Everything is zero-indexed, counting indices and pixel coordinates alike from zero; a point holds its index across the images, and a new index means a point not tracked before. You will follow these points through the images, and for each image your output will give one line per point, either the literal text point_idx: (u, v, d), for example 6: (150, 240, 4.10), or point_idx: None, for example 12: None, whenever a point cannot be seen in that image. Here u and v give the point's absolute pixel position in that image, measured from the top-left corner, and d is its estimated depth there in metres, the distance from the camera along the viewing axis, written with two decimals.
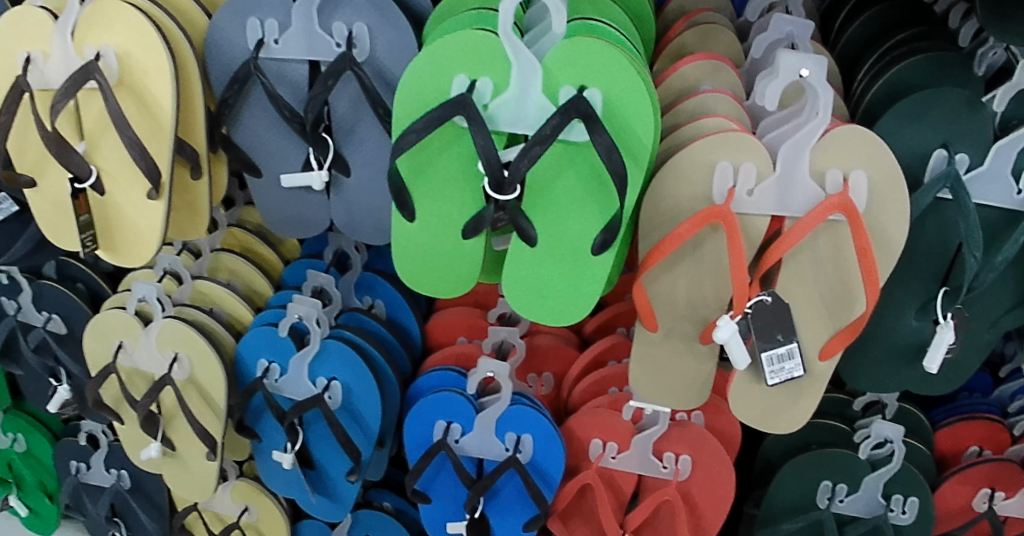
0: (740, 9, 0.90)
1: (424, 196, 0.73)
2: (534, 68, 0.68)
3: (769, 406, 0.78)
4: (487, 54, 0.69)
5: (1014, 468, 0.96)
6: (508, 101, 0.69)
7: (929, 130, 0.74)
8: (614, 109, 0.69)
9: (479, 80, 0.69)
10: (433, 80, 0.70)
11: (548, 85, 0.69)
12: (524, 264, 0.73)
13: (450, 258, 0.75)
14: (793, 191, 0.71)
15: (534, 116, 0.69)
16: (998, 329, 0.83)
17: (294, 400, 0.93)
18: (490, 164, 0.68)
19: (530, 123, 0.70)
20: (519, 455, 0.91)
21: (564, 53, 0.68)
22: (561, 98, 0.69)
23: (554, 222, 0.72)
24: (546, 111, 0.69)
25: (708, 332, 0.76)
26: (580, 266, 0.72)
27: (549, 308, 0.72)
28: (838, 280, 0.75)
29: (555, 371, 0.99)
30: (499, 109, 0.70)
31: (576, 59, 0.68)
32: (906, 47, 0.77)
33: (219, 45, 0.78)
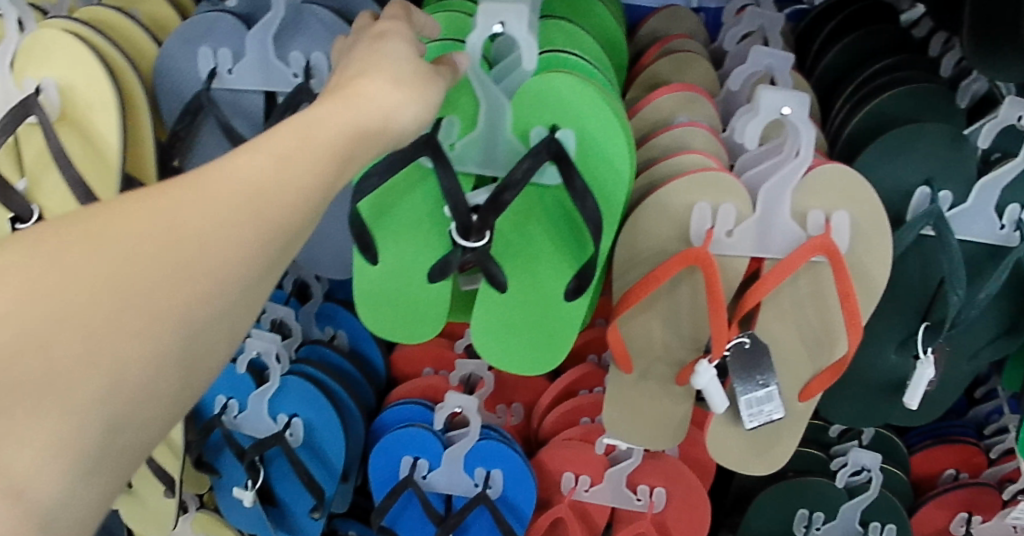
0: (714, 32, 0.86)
1: (387, 239, 0.69)
2: (501, 106, 0.64)
3: (747, 447, 0.75)
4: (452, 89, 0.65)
5: (990, 492, 0.95)
6: (475, 141, 0.65)
7: (912, 166, 0.72)
8: (588, 150, 0.65)
9: (445, 118, 0.66)
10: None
11: (517, 124, 0.65)
12: (495, 310, 0.69)
13: (415, 305, 0.70)
14: (773, 232, 0.69)
15: (503, 158, 0.66)
16: (978, 362, 0.81)
17: (254, 437, 0.90)
18: (457, 206, 0.63)
19: (499, 164, 0.66)
20: (489, 491, 0.88)
21: (534, 90, 0.64)
22: (532, 138, 0.65)
23: (525, 267, 0.69)
24: (516, 151, 0.65)
25: (684, 374, 0.72)
26: (552, 312, 0.68)
27: (519, 355, 0.69)
28: (818, 320, 0.73)
29: (525, 401, 0.95)
30: (466, 149, 0.66)
31: (546, 96, 0.64)
32: (887, 77, 0.74)
33: (171, 76, 0.74)
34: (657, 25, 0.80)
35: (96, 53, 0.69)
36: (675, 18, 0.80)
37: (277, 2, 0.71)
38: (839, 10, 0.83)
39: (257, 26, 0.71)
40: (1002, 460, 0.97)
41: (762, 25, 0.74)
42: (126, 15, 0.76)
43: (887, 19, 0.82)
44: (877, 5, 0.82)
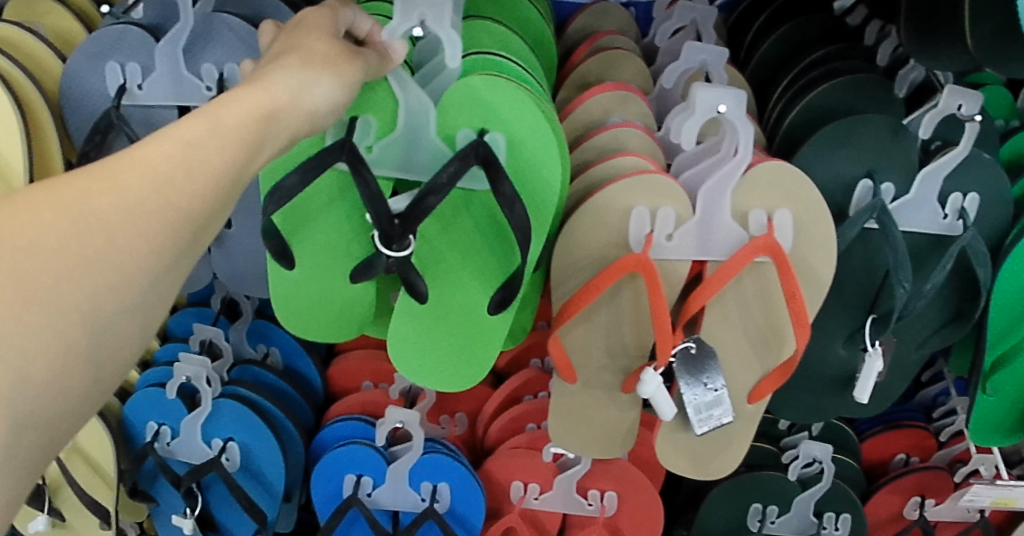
0: (646, 26, 0.83)
1: (305, 250, 0.65)
2: (424, 108, 0.60)
3: (697, 453, 0.74)
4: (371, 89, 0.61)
5: (942, 475, 0.96)
6: (394, 144, 0.61)
7: (853, 159, 0.70)
8: (518, 154, 0.61)
9: (360, 117, 0.61)
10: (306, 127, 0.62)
11: (441, 126, 0.61)
12: (417, 321, 0.66)
13: (338, 313, 0.67)
14: (714, 235, 0.66)
15: (426, 161, 0.62)
16: (925, 350, 0.80)
17: (189, 464, 0.86)
18: (381, 218, 0.58)
19: (420, 169, 0.62)
20: (437, 505, 0.86)
21: (459, 92, 0.60)
22: (458, 142, 0.61)
23: (450, 275, 0.66)
24: (440, 155, 0.62)
25: (630, 382, 0.70)
26: (476, 322, 0.65)
27: (435, 367, 0.66)
28: (764, 320, 0.71)
29: (468, 411, 0.92)
30: (384, 153, 0.62)
31: (472, 98, 0.60)
32: (823, 68, 0.72)
33: (77, 94, 0.69)
34: (587, 20, 0.76)
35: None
36: (603, 14, 0.77)
37: (185, 11, 0.66)
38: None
39: (165, 39, 0.67)
40: (952, 441, 0.98)
41: (694, 18, 0.71)
42: (27, 31, 0.71)
43: (822, 8, 0.79)
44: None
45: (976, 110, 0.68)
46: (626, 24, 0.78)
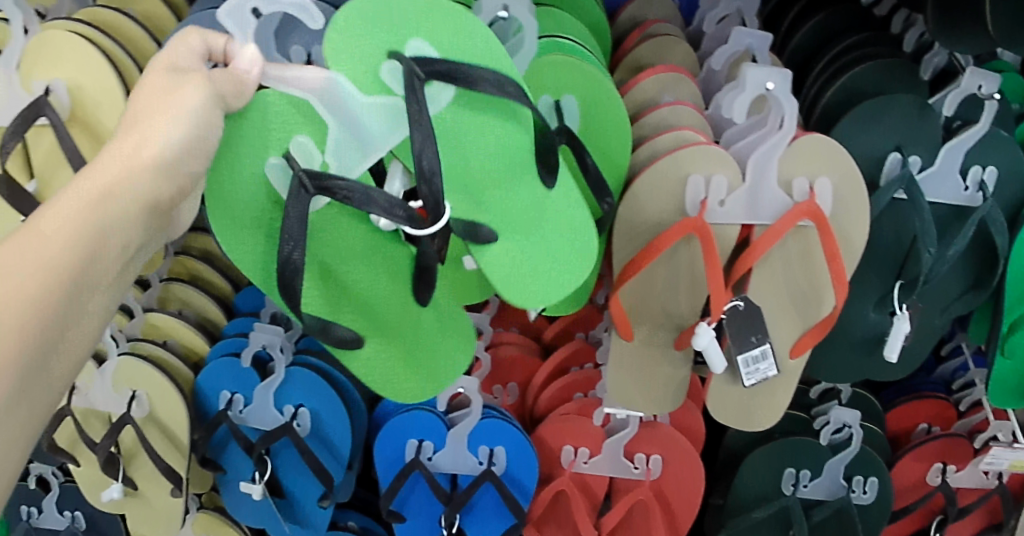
0: (688, 16, 0.91)
1: (355, 310, 0.69)
2: (335, 79, 0.57)
3: (744, 405, 0.81)
4: (270, 121, 0.58)
5: (962, 442, 1.01)
6: (341, 136, 0.59)
7: (884, 134, 0.76)
8: (453, 52, 0.59)
9: (293, 145, 0.59)
10: (241, 193, 0.61)
11: (358, 83, 0.58)
12: (504, 258, 0.65)
13: (428, 332, 0.72)
14: (762, 200, 0.73)
15: (378, 123, 0.59)
16: (949, 315, 0.87)
17: (261, 430, 0.91)
18: (394, 213, 0.59)
19: (382, 137, 0.60)
20: (494, 468, 0.90)
21: (342, 39, 0.57)
22: (387, 81, 0.58)
23: (477, 188, 0.64)
24: (385, 108, 0.59)
25: (685, 337, 0.77)
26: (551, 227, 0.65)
27: (556, 271, 0.66)
28: (806, 281, 0.77)
29: (520, 381, 0.97)
30: (337, 151, 0.60)
31: (360, 30, 0.57)
32: (854, 54, 0.79)
33: None
34: (635, 10, 0.84)
35: (106, 58, 0.74)
36: (648, 4, 0.84)
37: None
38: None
39: None
40: (971, 411, 1.03)
41: (739, 7, 0.79)
42: (121, 13, 0.78)
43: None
44: None
45: (995, 89, 0.75)
46: (671, 13, 0.85)
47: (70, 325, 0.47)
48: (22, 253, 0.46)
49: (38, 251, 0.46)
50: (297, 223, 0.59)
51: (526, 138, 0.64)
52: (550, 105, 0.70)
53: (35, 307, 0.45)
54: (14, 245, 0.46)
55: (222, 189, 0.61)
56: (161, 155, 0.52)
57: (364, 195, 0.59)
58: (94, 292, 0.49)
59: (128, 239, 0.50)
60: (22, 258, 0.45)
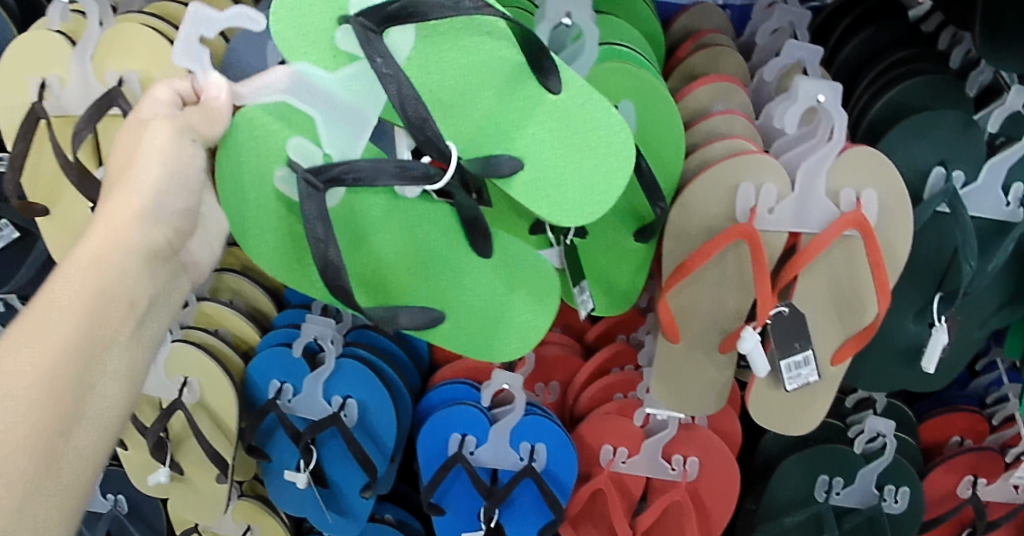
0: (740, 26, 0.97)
1: (414, 294, 0.72)
2: (298, 68, 0.60)
3: (786, 409, 0.83)
4: (259, 135, 0.63)
5: (993, 456, 1.02)
6: (329, 124, 0.63)
7: (930, 148, 0.78)
8: None
9: (291, 148, 0.63)
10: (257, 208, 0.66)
11: (320, 63, 0.60)
12: (533, 178, 0.64)
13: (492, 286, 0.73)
14: (811, 209, 0.75)
15: (355, 95, 0.62)
16: (987, 328, 0.89)
17: (308, 420, 0.94)
18: (406, 175, 0.63)
19: (366, 109, 0.62)
20: (535, 464, 0.93)
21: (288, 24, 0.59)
22: (347, 46, 0.60)
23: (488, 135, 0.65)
24: (355, 77, 0.61)
25: (729, 340, 0.79)
26: (548, 139, 0.64)
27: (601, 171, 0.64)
28: (850, 290, 0.79)
29: (562, 380, 1.00)
30: (333, 138, 0.63)
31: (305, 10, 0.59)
32: (902, 69, 0.82)
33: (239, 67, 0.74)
34: (688, 20, 0.89)
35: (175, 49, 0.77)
36: (701, 14, 0.89)
37: None
38: (855, 6, 0.92)
39: None
40: (1003, 425, 1.05)
41: (791, 20, 0.84)
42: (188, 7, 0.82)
43: (898, 15, 0.90)
44: (889, 4, 0.91)
45: None
46: (722, 24, 0.89)
47: (95, 360, 0.53)
48: (44, 304, 0.52)
49: (53, 304, 0.52)
50: (319, 224, 0.62)
51: (511, 52, 0.63)
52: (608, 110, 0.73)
53: (59, 350, 0.51)
54: (39, 299, 0.52)
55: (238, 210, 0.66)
56: (147, 204, 0.58)
57: (372, 169, 0.62)
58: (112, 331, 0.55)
59: (130, 290, 0.56)
60: (41, 308, 0.52)
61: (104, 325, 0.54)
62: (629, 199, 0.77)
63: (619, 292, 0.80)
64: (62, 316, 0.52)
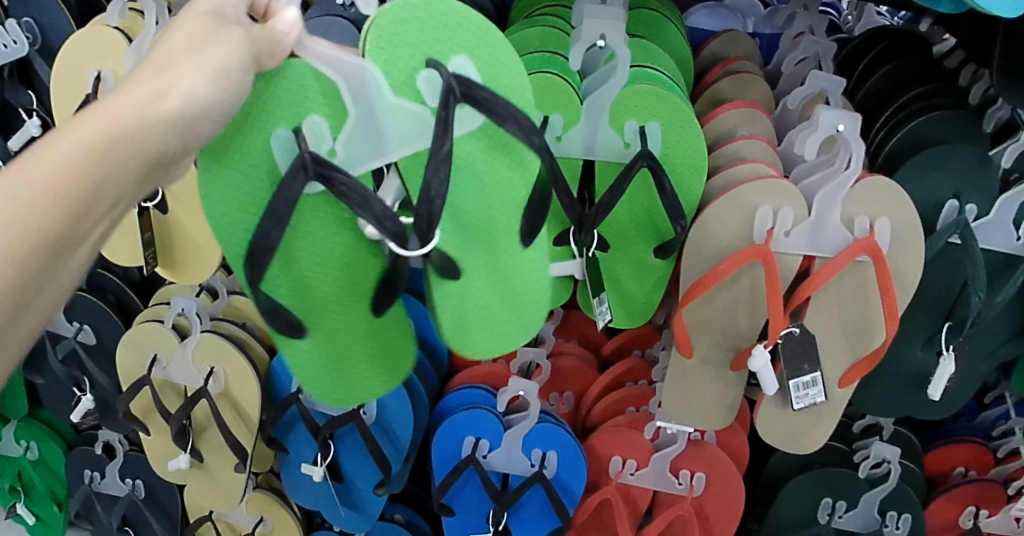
0: (768, 54, 1.01)
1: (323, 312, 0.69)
2: (370, 71, 0.57)
3: (792, 428, 0.86)
4: (292, 90, 0.58)
5: (996, 488, 1.04)
6: (357, 129, 0.59)
7: (944, 181, 0.81)
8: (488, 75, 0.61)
9: (304, 126, 0.59)
10: (248, 181, 0.61)
11: (393, 83, 0.59)
12: (462, 299, 0.69)
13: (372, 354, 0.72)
14: (826, 234, 0.78)
15: (395, 128, 0.60)
16: (993, 360, 0.91)
17: (328, 415, 0.97)
18: (383, 224, 0.60)
19: (395, 147, 0.61)
20: (545, 471, 0.95)
21: (385, 30, 0.58)
22: (422, 91, 0.59)
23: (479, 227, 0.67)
24: (412, 114, 0.59)
25: (741, 359, 0.82)
26: (479, 276, 0.68)
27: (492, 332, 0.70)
28: (860, 315, 0.82)
29: (576, 390, 1.03)
30: (350, 142, 0.60)
31: (403, 29, 0.58)
32: (922, 103, 0.85)
33: None
34: (718, 47, 0.93)
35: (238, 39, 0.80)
36: (732, 41, 0.93)
37: None
38: (880, 40, 0.95)
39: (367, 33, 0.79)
40: (1008, 459, 1.06)
41: (817, 51, 0.88)
42: None
43: (920, 50, 0.94)
44: (912, 38, 0.94)
45: None
46: (750, 51, 0.94)
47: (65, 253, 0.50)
48: (26, 183, 0.47)
49: (29, 186, 0.47)
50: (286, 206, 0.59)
51: (524, 185, 0.67)
52: (635, 130, 0.76)
53: (33, 232, 0.47)
54: (32, 155, 0.48)
55: (225, 178, 0.60)
56: (178, 110, 0.51)
57: (360, 197, 0.60)
58: (92, 219, 0.50)
59: (120, 192, 0.51)
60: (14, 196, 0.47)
61: (86, 216, 0.50)
62: (651, 216, 0.80)
63: (637, 304, 0.83)
64: (41, 192, 0.47)
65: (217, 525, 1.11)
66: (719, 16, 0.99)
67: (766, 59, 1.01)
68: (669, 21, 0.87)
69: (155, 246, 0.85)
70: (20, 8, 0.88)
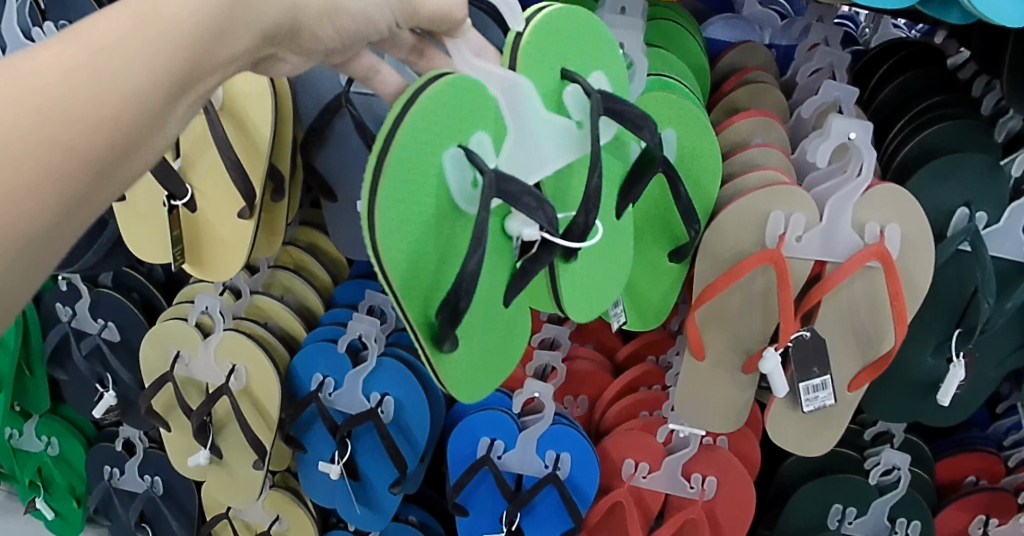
0: (784, 65, 1.03)
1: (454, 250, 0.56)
2: (523, 85, 0.58)
3: (803, 431, 0.87)
4: (459, 92, 0.53)
5: (1007, 496, 1.04)
6: (515, 142, 0.58)
7: (955, 190, 0.83)
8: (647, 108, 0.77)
9: (473, 138, 0.55)
10: (419, 191, 0.52)
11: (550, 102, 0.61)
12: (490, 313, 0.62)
13: (495, 365, 0.65)
14: (836, 240, 0.79)
15: (554, 143, 0.61)
16: (1003, 368, 0.92)
17: (346, 414, 0.99)
18: (548, 217, 0.58)
19: (546, 160, 0.61)
20: (558, 472, 0.97)
21: (535, 47, 0.59)
22: (568, 96, 0.62)
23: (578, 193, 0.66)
24: (562, 130, 0.61)
25: (752, 362, 0.84)
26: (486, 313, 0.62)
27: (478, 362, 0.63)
28: (871, 321, 0.83)
29: (590, 394, 1.05)
30: (509, 156, 0.58)
31: (542, 50, 0.60)
32: (933, 113, 0.87)
33: (331, 168, 0.90)
34: (735, 58, 0.96)
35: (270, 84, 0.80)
36: (750, 52, 0.96)
37: None
38: (895, 51, 0.97)
39: None
40: (1018, 468, 1.06)
41: (831, 62, 0.91)
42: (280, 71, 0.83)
43: (936, 61, 0.96)
44: (927, 50, 0.96)
45: None
46: (767, 62, 0.96)
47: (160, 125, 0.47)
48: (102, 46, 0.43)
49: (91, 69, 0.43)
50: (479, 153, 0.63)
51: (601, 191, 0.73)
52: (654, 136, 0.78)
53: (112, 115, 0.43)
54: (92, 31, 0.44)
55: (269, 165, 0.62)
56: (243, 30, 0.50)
57: (535, 199, 0.57)
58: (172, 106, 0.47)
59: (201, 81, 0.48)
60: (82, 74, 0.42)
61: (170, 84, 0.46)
62: (666, 222, 0.82)
63: (651, 307, 0.85)
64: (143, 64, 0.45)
65: (233, 522, 1.13)
66: (736, 28, 1.03)
67: (782, 69, 1.04)
68: (687, 31, 0.90)
69: (183, 244, 0.88)
70: (59, 12, 0.91)
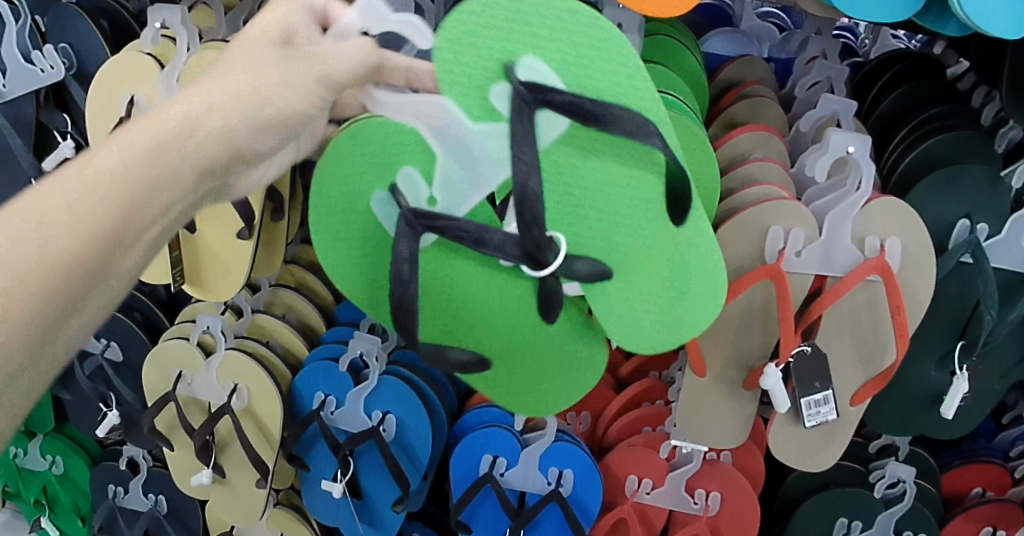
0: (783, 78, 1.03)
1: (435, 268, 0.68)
2: (441, 103, 0.59)
3: (805, 447, 0.87)
4: (381, 132, 0.64)
5: (1015, 508, 1.03)
6: (447, 165, 0.63)
7: (955, 202, 0.82)
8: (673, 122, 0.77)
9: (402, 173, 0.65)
10: (355, 219, 0.69)
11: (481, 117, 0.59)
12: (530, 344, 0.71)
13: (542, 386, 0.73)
14: (836, 254, 0.79)
15: (488, 163, 0.61)
16: (1007, 379, 0.92)
17: (348, 432, 0.99)
18: (506, 251, 0.62)
19: (488, 174, 0.62)
20: (561, 489, 0.96)
21: (455, 45, 0.56)
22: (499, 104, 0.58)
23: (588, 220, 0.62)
24: (491, 141, 0.59)
25: (753, 378, 0.83)
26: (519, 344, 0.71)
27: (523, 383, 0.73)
28: (872, 335, 0.83)
29: (593, 410, 1.05)
30: (443, 184, 0.64)
31: (476, 40, 0.56)
32: (934, 125, 0.87)
33: None
34: (734, 72, 0.96)
35: None
36: (749, 65, 0.96)
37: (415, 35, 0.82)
38: (895, 62, 0.97)
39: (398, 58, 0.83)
40: None
41: (829, 75, 0.90)
42: None
43: (935, 72, 0.96)
44: (927, 61, 0.96)
45: None
46: (766, 76, 0.96)
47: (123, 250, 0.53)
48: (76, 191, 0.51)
49: (84, 188, 0.51)
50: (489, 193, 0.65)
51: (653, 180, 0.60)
52: None
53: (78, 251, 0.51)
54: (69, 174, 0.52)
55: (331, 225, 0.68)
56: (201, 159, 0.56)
57: (475, 234, 0.63)
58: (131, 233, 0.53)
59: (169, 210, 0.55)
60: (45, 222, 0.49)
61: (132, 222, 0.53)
62: None
63: None
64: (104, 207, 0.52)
65: None
66: (736, 42, 1.02)
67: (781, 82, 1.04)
68: (684, 47, 0.90)
69: (183, 265, 0.88)
70: (59, 34, 0.94)
